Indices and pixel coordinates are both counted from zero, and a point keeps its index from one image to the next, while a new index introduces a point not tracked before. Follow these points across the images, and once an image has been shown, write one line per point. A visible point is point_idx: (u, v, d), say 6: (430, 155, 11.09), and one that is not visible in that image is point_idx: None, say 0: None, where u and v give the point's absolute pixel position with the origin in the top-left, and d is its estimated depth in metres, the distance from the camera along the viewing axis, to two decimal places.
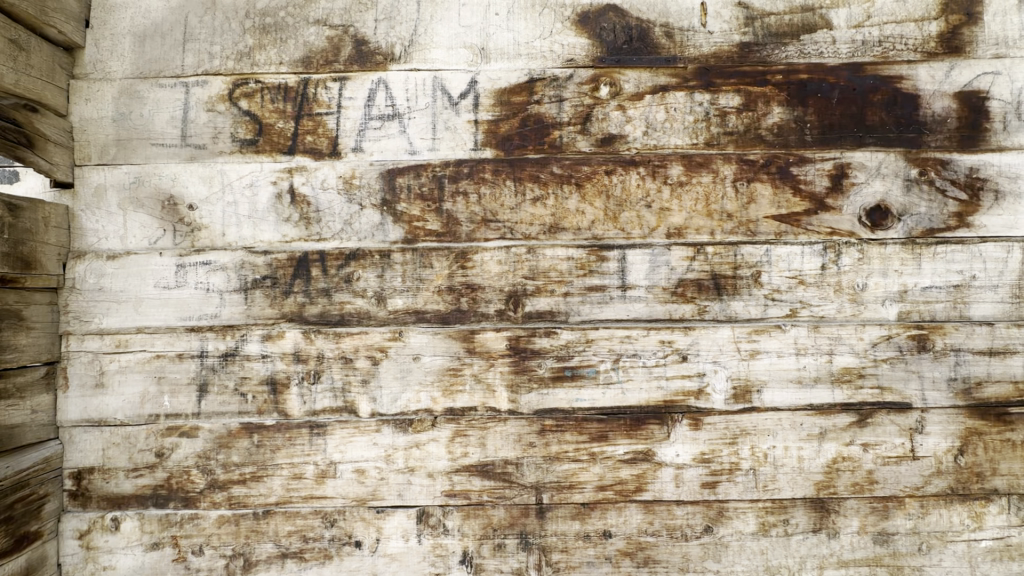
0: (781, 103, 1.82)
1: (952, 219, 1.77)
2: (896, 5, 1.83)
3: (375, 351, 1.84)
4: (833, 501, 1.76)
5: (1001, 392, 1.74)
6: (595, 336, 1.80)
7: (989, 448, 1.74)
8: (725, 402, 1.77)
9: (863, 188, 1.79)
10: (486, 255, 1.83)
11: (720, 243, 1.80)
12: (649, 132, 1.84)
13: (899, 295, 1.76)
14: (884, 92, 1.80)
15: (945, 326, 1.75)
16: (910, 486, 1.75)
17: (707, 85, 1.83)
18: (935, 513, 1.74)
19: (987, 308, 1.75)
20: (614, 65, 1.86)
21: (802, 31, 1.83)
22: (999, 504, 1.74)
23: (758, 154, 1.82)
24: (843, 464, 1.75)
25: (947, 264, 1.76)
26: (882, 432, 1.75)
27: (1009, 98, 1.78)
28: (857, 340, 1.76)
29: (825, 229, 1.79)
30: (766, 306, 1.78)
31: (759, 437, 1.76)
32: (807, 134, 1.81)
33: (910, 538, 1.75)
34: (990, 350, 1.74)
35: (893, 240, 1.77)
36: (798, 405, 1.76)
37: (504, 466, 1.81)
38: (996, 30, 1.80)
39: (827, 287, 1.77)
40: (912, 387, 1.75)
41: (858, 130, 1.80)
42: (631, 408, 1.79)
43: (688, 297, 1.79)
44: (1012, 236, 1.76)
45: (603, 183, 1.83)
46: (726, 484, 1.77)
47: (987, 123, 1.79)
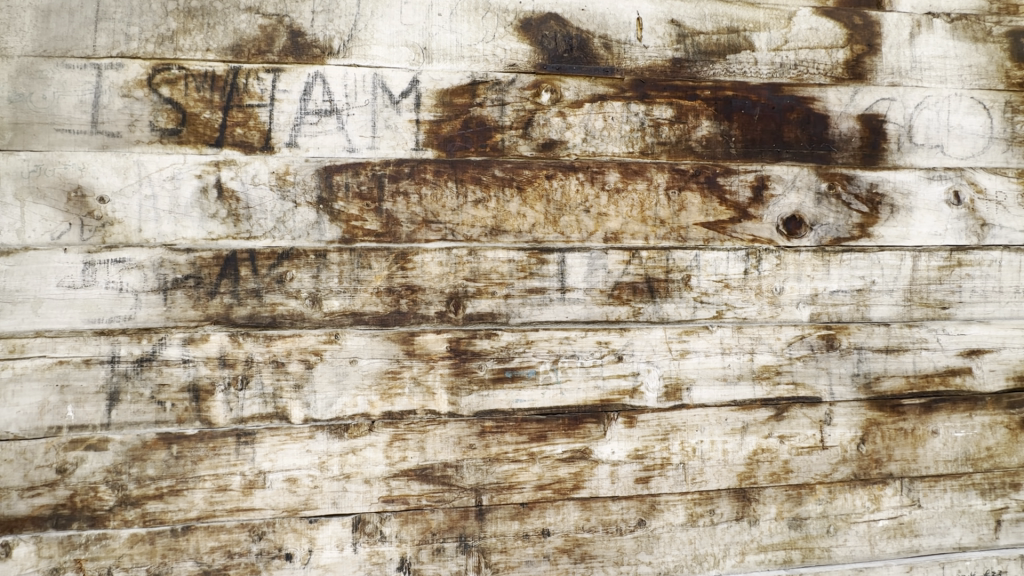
0: (709, 117, 1.93)
1: (855, 230, 1.95)
2: (809, 33, 1.99)
3: (309, 354, 1.77)
4: (754, 490, 1.88)
5: (896, 386, 1.94)
6: (534, 338, 1.83)
7: (885, 436, 1.93)
8: (657, 400, 1.85)
9: (780, 199, 1.93)
10: (427, 256, 1.82)
11: (653, 248, 1.89)
12: (588, 139, 1.90)
13: (811, 298, 1.92)
14: (798, 112, 1.96)
15: (849, 326, 1.93)
16: (820, 474, 1.90)
17: (642, 97, 1.92)
18: (841, 497, 1.91)
19: (884, 310, 1.94)
20: (555, 72, 1.90)
21: (727, 51, 1.96)
22: (894, 487, 1.93)
23: (689, 164, 1.92)
24: (762, 455, 1.88)
25: (851, 270, 1.93)
26: (796, 424, 1.90)
27: (902, 122, 2.00)
28: (774, 340, 1.90)
29: (747, 237, 1.92)
30: (695, 308, 1.88)
31: (688, 432, 1.86)
32: (732, 147, 1.93)
33: (820, 521, 1.90)
34: (886, 348, 1.93)
35: (806, 248, 1.92)
36: (722, 401, 1.87)
37: (443, 469, 1.79)
38: (892, 61, 2.01)
39: (749, 290, 1.90)
40: (822, 383, 1.91)
41: (776, 146, 1.95)
42: (569, 408, 1.83)
43: (624, 299, 1.86)
44: (904, 246, 1.96)
45: (544, 187, 1.87)
46: (658, 479, 1.85)
47: (884, 144, 1.99)
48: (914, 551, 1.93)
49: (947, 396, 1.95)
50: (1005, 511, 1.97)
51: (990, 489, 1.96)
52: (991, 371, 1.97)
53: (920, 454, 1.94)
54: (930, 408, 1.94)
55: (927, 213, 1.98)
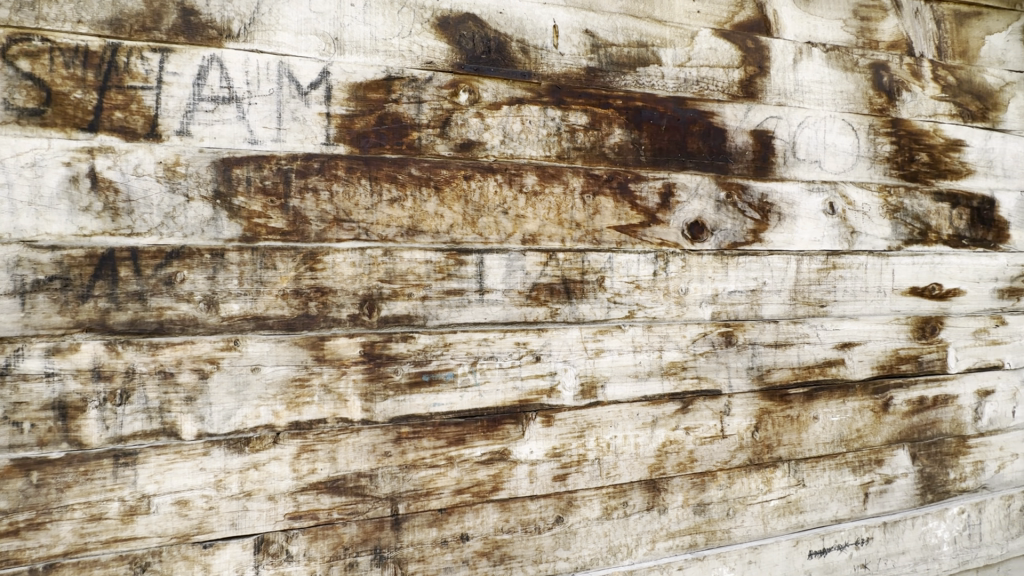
0: (621, 125, 2.02)
1: (749, 235, 2.13)
2: (709, 52, 2.15)
3: (203, 363, 1.62)
4: (663, 480, 1.98)
5: (784, 377, 2.13)
6: (452, 340, 1.80)
7: (775, 423, 2.12)
8: (574, 399, 1.90)
9: (685, 206, 2.06)
10: (339, 257, 1.73)
11: (570, 250, 1.94)
12: (506, 141, 1.91)
13: (712, 298, 2.06)
14: (700, 125, 2.10)
15: (745, 324, 2.10)
16: (720, 461, 2.05)
17: (558, 102, 1.96)
18: (738, 482, 2.07)
19: (774, 308, 2.13)
20: (473, 72, 1.89)
21: (637, 63, 2.06)
22: (783, 469, 2.12)
23: (602, 169, 1.99)
24: (670, 447, 1.99)
25: (746, 272, 2.11)
26: (699, 416, 2.03)
27: (788, 139, 2.21)
28: (680, 337, 2.02)
29: (656, 240, 2.02)
30: (609, 309, 1.95)
31: (602, 429, 1.92)
32: (641, 155, 2.04)
33: (720, 505, 2.04)
34: (776, 342, 2.13)
35: (708, 251, 2.07)
36: (634, 397, 1.96)
37: (356, 479, 1.71)
38: (779, 83, 2.22)
39: (658, 291, 2.01)
40: (722, 376, 2.06)
41: (681, 155, 2.08)
42: (487, 409, 1.82)
43: (542, 300, 1.89)
44: (790, 250, 2.17)
45: (462, 187, 1.85)
46: (574, 475, 1.89)
47: (773, 158, 2.19)
48: (800, 526, 2.14)
49: (826, 384, 2.19)
50: (871, 485, 2.24)
51: (860, 466, 2.22)
52: (860, 361, 2.23)
53: (804, 438, 2.15)
54: (812, 396, 2.16)
55: (808, 221, 2.20)
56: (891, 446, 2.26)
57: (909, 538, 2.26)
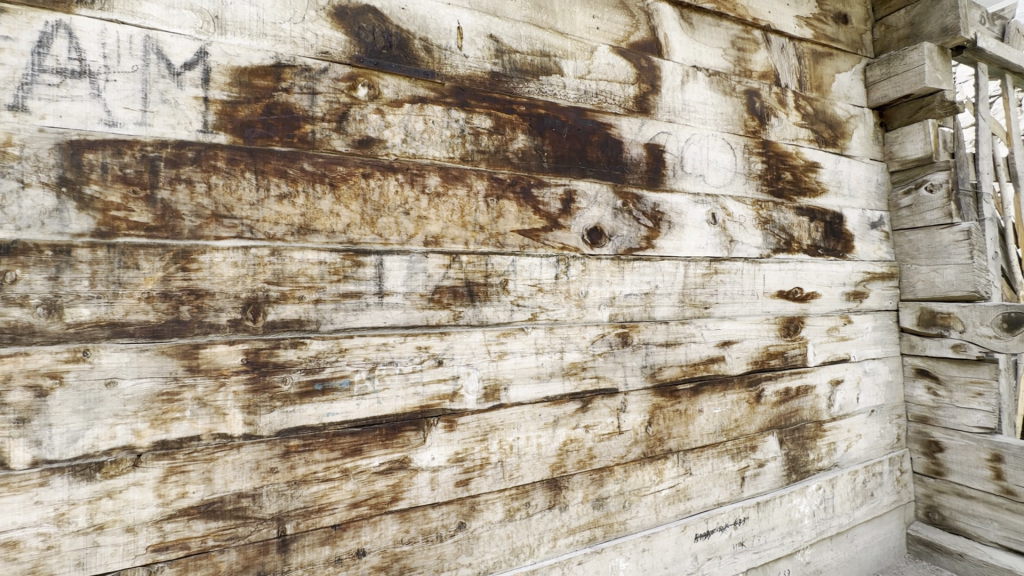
0: (524, 131, 2.06)
1: (643, 241, 2.27)
2: (607, 67, 2.26)
3: (41, 379, 1.38)
4: (564, 478, 2.04)
5: (673, 374, 2.29)
6: (348, 345, 1.71)
7: (666, 418, 2.26)
8: (476, 402, 1.89)
9: (585, 212, 2.14)
10: (217, 256, 1.57)
11: (473, 253, 1.93)
12: (408, 140, 1.86)
13: (610, 301, 2.17)
14: (598, 136, 2.21)
15: (639, 325, 2.22)
16: (617, 456, 2.15)
17: (462, 104, 1.95)
18: (633, 475, 2.18)
19: (664, 310, 2.29)
20: (373, 67, 1.82)
21: (540, 72, 2.11)
22: (673, 460, 2.28)
23: (506, 174, 2.01)
24: (571, 445, 2.05)
25: (640, 276, 2.24)
26: (598, 414, 2.11)
27: (676, 153, 2.39)
28: (581, 339, 2.09)
29: (557, 245, 2.08)
30: (512, 312, 1.97)
31: (505, 431, 1.93)
32: (544, 161, 2.09)
33: (617, 498, 2.15)
34: (667, 342, 2.28)
35: (605, 256, 2.17)
36: (536, 398, 1.99)
37: (237, 501, 1.56)
38: (669, 101, 2.40)
39: (559, 294, 2.06)
40: (619, 375, 2.16)
41: (581, 164, 2.16)
42: (386, 416, 1.75)
43: (444, 303, 1.86)
44: (679, 256, 2.34)
45: (360, 185, 1.77)
46: (477, 480, 1.88)
47: (664, 170, 2.35)
48: (687, 512, 2.31)
49: (709, 379, 2.39)
50: (747, 469, 2.48)
51: (738, 453, 2.45)
52: (737, 357, 2.46)
53: (691, 430, 2.33)
54: (698, 391, 2.35)
55: (694, 229, 2.39)
56: (763, 433, 2.52)
57: (778, 515, 2.53)
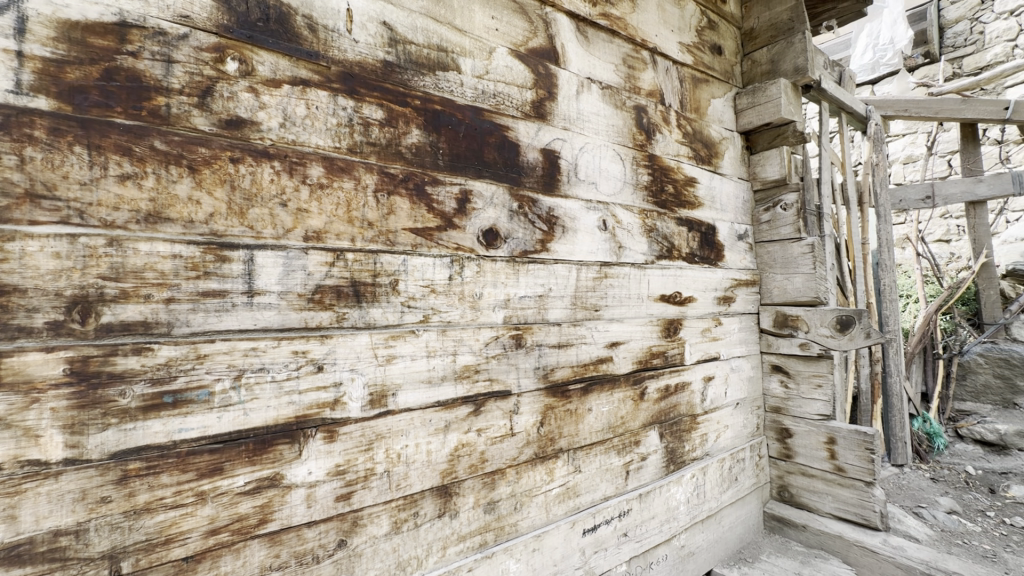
0: (418, 126, 1.98)
1: (538, 244, 2.30)
2: (505, 70, 2.27)
3: None
4: (454, 484, 1.99)
5: (564, 374, 2.35)
6: (209, 351, 1.51)
7: (557, 418, 2.32)
8: (361, 410, 1.77)
9: (480, 213, 2.12)
10: (32, 244, 1.30)
11: (360, 251, 1.81)
12: (287, 125, 1.70)
13: (504, 303, 2.17)
14: (495, 137, 2.20)
15: (533, 327, 2.26)
16: (509, 458, 2.15)
17: (350, 91, 1.82)
18: (525, 476, 2.20)
19: (557, 312, 2.35)
20: (245, 40, 1.63)
21: (437, 67, 2.05)
22: (563, 459, 2.33)
23: (398, 169, 1.92)
24: (462, 450, 2.01)
25: (534, 279, 2.27)
26: (490, 417, 2.10)
27: (571, 160, 2.47)
28: (474, 341, 2.07)
29: (452, 245, 2.04)
30: (402, 313, 1.89)
31: (393, 438, 1.84)
32: (439, 158, 2.03)
33: (509, 500, 2.14)
34: (559, 343, 2.33)
35: (501, 257, 2.17)
36: (426, 403, 1.92)
37: (53, 541, 1.29)
38: (564, 109, 2.47)
39: (453, 295, 2.02)
40: (512, 377, 2.17)
41: (477, 164, 2.14)
42: (255, 430, 1.57)
43: (326, 304, 1.72)
44: (572, 259, 2.42)
45: (227, 171, 1.58)
46: (360, 492, 1.76)
47: (559, 176, 2.41)
48: (576, 508, 2.37)
49: (598, 379, 2.49)
50: (631, 463, 2.62)
51: (623, 448, 2.58)
52: (624, 357, 2.60)
53: (581, 429, 2.40)
54: (587, 390, 2.44)
55: (586, 235, 2.48)
56: (645, 428, 2.69)
57: (658, 504, 2.70)
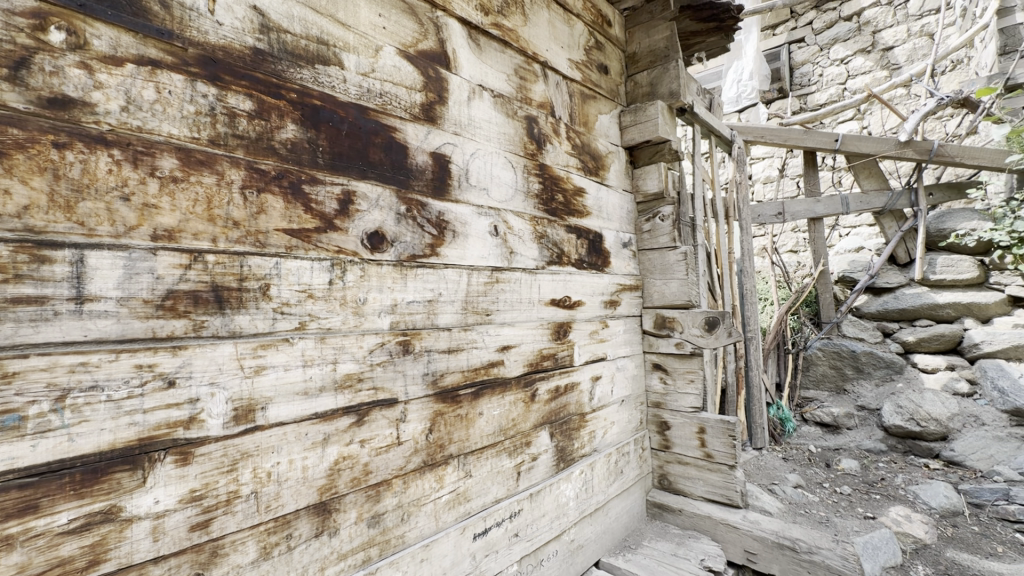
0: (294, 121, 1.86)
1: (427, 249, 2.27)
2: (393, 69, 2.21)
3: None
4: (334, 500, 1.88)
5: (455, 379, 2.34)
6: (19, 368, 1.28)
7: (447, 423, 2.30)
8: (223, 427, 1.61)
9: (365, 215, 2.05)
10: None
11: (223, 252, 1.65)
12: (131, 109, 1.50)
13: (391, 308, 2.11)
14: (382, 137, 2.14)
15: (421, 332, 2.22)
16: (396, 468, 2.08)
17: (212, 78, 1.66)
18: (413, 485, 2.15)
19: (447, 317, 2.33)
20: (76, 8, 1.41)
21: (316, 60, 1.95)
22: (453, 465, 2.32)
23: (270, 165, 1.79)
24: (343, 463, 1.91)
25: (423, 284, 2.24)
26: (375, 427, 2.02)
27: (462, 165, 2.47)
28: (357, 348, 1.98)
29: (332, 248, 1.94)
30: (274, 320, 1.75)
31: (262, 456, 1.69)
32: (318, 157, 1.92)
33: (395, 512, 2.08)
34: (449, 348, 2.32)
35: (387, 261, 2.11)
36: (302, 416, 1.80)
37: None
38: (455, 114, 2.47)
39: (333, 301, 1.92)
40: (399, 384, 2.11)
41: (362, 164, 2.06)
42: (83, 458, 1.36)
43: (179, 311, 1.55)
44: (462, 264, 2.42)
45: (49, 157, 1.35)
46: (222, 519, 1.60)
47: (449, 180, 2.41)
48: (467, 514, 2.37)
49: (489, 383, 2.51)
50: (523, 464, 2.68)
51: (515, 449, 2.63)
52: (515, 360, 2.65)
53: (471, 433, 2.40)
54: (478, 395, 2.45)
55: (477, 239, 2.50)
56: (536, 429, 2.77)
57: (548, 502, 2.79)
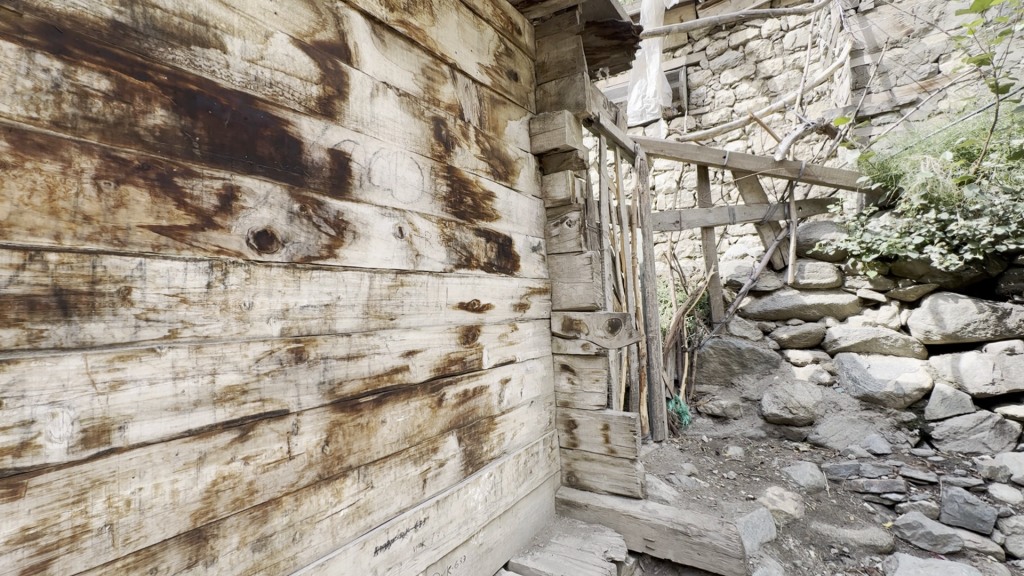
0: (164, 106, 1.67)
1: (324, 250, 2.15)
2: (285, 59, 2.08)
3: None
4: (211, 526, 1.71)
5: (355, 388, 2.24)
6: None
7: (346, 433, 2.19)
8: (67, 452, 1.40)
9: (251, 213, 1.89)
10: None
11: (70, 251, 1.44)
12: None
13: (282, 313, 1.97)
14: (272, 130, 1.99)
15: (317, 338, 2.10)
16: (286, 484, 1.94)
17: (57, 50, 1.45)
18: (306, 501, 2.02)
19: (347, 322, 2.23)
20: None
21: (193, 41, 1.77)
22: (352, 477, 2.21)
23: (133, 154, 1.59)
24: (223, 483, 1.74)
25: (319, 287, 2.12)
26: (262, 442, 1.87)
27: (364, 163, 2.38)
28: (240, 357, 1.82)
29: (211, 247, 1.76)
30: (137, 328, 1.56)
31: (119, 483, 1.50)
32: (195, 147, 1.75)
33: (285, 532, 1.94)
34: (348, 355, 2.21)
35: (277, 263, 1.97)
36: (171, 434, 1.61)
37: None
38: (357, 111, 2.37)
39: (212, 306, 1.75)
40: (290, 395, 1.97)
41: (248, 158, 1.90)
42: None
43: (9, 320, 1.33)
44: (364, 266, 2.33)
45: None
46: (66, 558, 1.39)
47: (350, 179, 2.30)
48: (368, 527, 2.27)
49: (393, 389, 2.43)
50: (429, 471, 2.62)
51: (420, 456, 2.57)
52: (421, 365, 2.60)
53: (373, 443, 2.31)
54: (380, 402, 2.36)
55: (380, 241, 2.42)
56: (443, 435, 2.73)
57: (455, 507, 2.76)
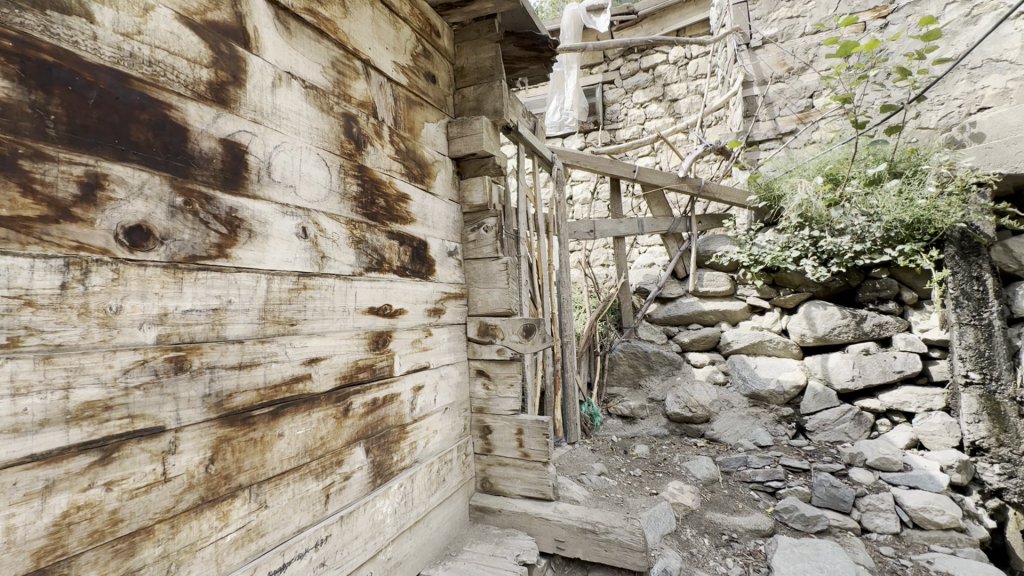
0: (7, 77, 1.44)
1: (213, 249, 1.96)
2: (169, 36, 1.87)
3: None
4: (60, 565, 1.48)
5: (247, 400, 2.06)
6: None
7: (235, 450, 2.00)
8: None
9: (121, 205, 1.68)
10: None
11: None
12: None
13: (158, 319, 1.76)
14: (150, 113, 1.78)
15: (202, 346, 1.90)
16: (160, 511, 1.74)
17: None
18: (185, 528, 1.82)
19: (239, 328, 2.05)
20: None
21: (48, 5, 1.54)
22: (243, 497, 2.03)
23: None
24: (77, 515, 1.51)
25: (206, 289, 1.93)
26: (130, 464, 1.65)
27: (262, 157, 2.21)
28: (104, 369, 1.60)
29: (67, 243, 1.54)
30: None
31: None
32: (48, 127, 1.51)
33: (156, 565, 1.73)
34: (240, 364, 2.03)
35: (153, 263, 1.76)
36: (6, 461, 1.38)
37: None
38: (255, 100, 2.20)
39: (67, 310, 1.52)
40: (166, 410, 1.77)
41: (119, 143, 1.69)
42: None
43: None
44: (260, 268, 2.15)
45: None
46: None
47: (245, 173, 2.13)
48: (260, 551, 2.10)
49: (292, 401, 2.27)
50: (332, 485, 2.48)
51: (322, 471, 2.42)
52: (325, 374, 2.46)
53: (268, 458, 2.14)
54: (277, 415, 2.19)
55: (280, 241, 2.26)
56: (349, 446, 2.59)
57: (361, 523, 2.63)
